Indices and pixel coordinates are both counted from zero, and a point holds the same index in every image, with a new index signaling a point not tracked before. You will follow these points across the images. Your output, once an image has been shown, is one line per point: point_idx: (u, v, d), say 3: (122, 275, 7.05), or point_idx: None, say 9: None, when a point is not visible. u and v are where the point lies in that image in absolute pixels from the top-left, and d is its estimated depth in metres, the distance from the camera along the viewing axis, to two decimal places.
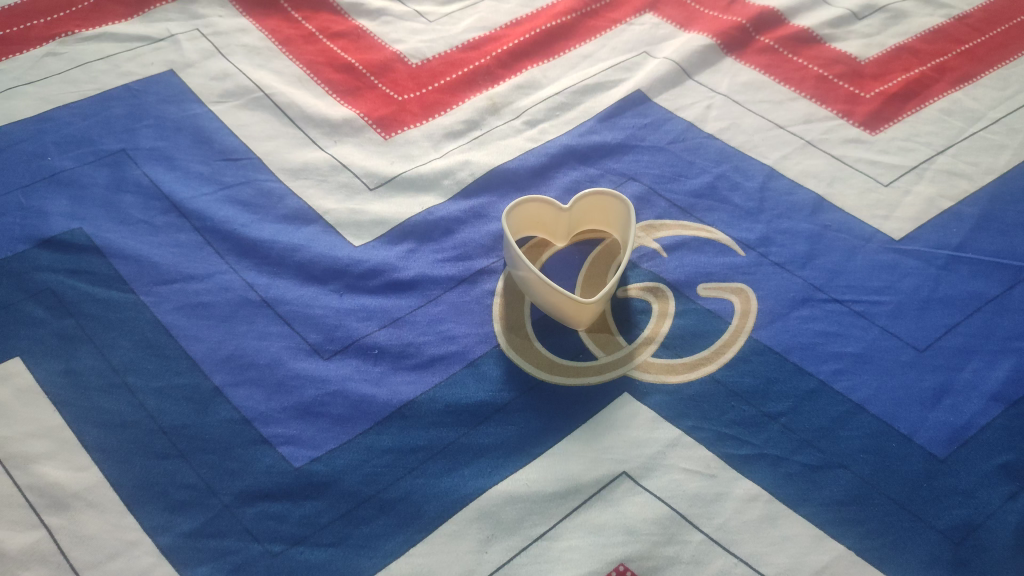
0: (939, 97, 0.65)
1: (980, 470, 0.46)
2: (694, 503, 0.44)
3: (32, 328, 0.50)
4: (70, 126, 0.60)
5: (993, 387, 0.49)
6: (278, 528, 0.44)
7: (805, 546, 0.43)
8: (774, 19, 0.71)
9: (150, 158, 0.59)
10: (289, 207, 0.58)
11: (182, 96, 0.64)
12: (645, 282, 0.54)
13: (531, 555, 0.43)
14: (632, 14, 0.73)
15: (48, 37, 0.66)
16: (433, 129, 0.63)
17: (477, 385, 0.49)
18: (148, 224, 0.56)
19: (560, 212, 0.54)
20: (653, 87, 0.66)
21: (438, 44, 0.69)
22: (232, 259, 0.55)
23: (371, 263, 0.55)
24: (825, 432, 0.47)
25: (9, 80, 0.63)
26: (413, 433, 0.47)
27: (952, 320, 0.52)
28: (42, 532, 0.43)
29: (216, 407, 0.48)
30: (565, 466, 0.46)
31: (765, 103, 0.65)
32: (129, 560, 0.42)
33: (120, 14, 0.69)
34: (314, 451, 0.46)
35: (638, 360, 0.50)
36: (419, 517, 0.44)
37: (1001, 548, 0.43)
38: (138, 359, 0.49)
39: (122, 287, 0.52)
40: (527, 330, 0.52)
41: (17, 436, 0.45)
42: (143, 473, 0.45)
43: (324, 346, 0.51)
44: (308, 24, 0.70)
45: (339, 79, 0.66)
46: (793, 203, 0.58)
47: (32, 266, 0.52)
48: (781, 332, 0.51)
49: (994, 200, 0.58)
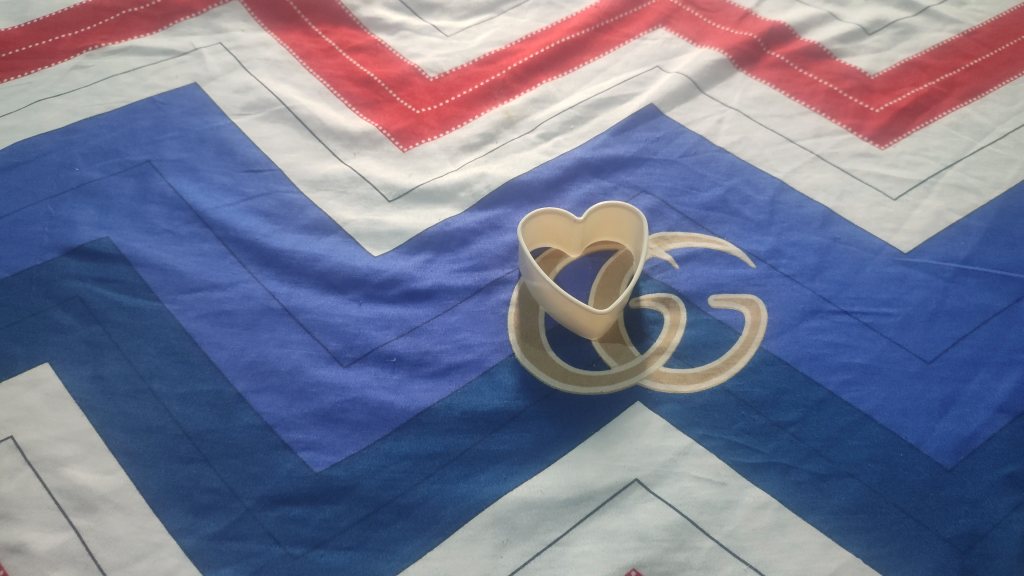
0: (947, 112, 0.66)
1: (987, 480, 0.46)
2: (704, 511, 0.45)
3: (60, 335, 0.51)
4: (97, 137, 0.62)
5: (999, 399, 0.49)
6: (300, 531, 0.45)
7: (813, 553, 0.44)
8: (785, 33, 0.73)
9: (174, 169, 0.61)
10: (310, 218, 0.59)
11: (204, 109, 0.65)
12: (657, 292, 0.55)
13: (545, 559, 0.44)
14: (645, 29, 0.74)
15: (75, 50, 0.68)
16: (450, 142, 0.65)
17: (492, 393, 0.50)
18: (172, 234, 0.57)
19: (574, 224, 0.56)
20: (665, 101, 0.67)
21: (455, 59, 0.71)
22: (255, 269, 0.56)
23: (390, 273, 0.56)
24: (834, 441, 0.48)
25: (38, 92, 0.65)
26: (430, 439, 0.48)
27: (959, 332, 0.53)
28: (70, 533, 0.44)
29: (239, 412, 0.49)
30: (578, 473, 0.47)
31: (776, 117, 0.66)
32: (155, 562, 0.44)
33: (145, 28, 0.70)
34: (334, 456, 0.48)
35: (650, 370, 0.51)
36: (436, 521, 0.45)
37: (1006, 557, 0.44)
38: (163, 365, 0.51)
39: (147, 295, 0.54)
40: (541, 339, 0.53)
41: (47, 440, 0.47)
42: (168, 477, 0.46)
43: (344, 354, 0.52)
44: (327, 38, 0.72)
45: (358, 92, 0.68)
46: (802, 216, 0.59)
47: (61, 274, 0.54)
48: (791, 343, 0.52)
49: (1002, 214, 0.59)
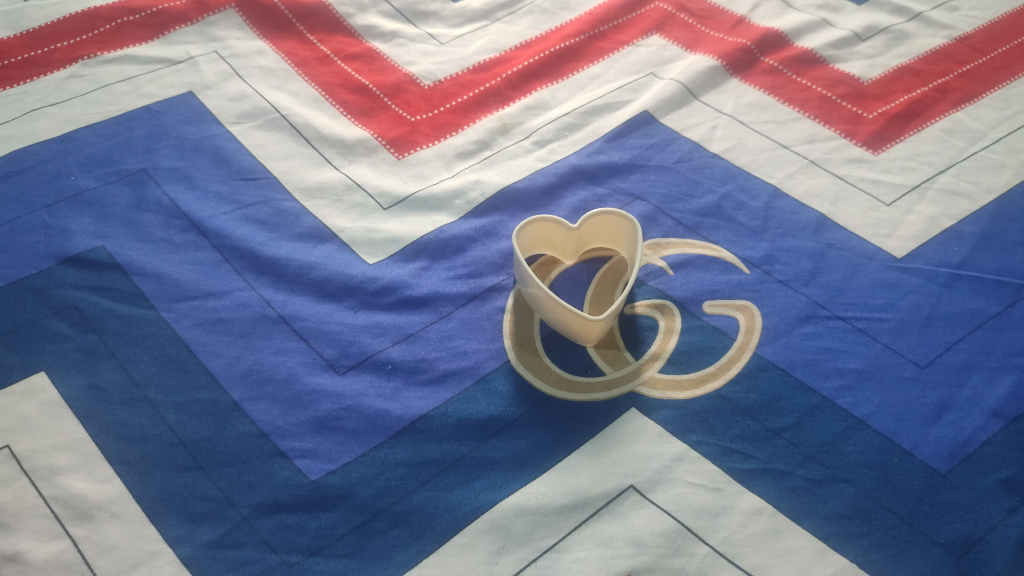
0: (940, 117, 0.66)
1: (981, 485, 0.46)
2: (700, 516, 0.46)
3: (56, 344, 0.51)
4: (93, 146, 0.62)
5: (993, 404, 0.50)
6: (296, 539, 0.45)
7: (809, 558, 0.44)
8: (778, 40, 0.73)
9: (170, 177, 0.61)
10: (305, 226, 0.60)
11: (200, 117, 0.66)
12: (652, 299, 0.55)
13: (541, 566, 0.44)
14: (639, 36, 0.74)
15: (71, 59, 0.68)
16: (445, 149, 0.65)
17: (487, 400, 0.50)
18: (168, 242, 0.57)
19: (568, 231, 0.56)
20: (659, 108, 0.68)
21: (450, 66, 0.71)
22: (250, 277, 0.56)
23: (385, 281, 0.56)
24: (828, 446, 0.48)
25: (33, 101, 0.65)
26: (426, 446, 0.48)
27: (953, 337, 0.53)
28: (66, 542, 0.44)
29: (235, 421, 0.49)
30: (573, 479, 0.47)
31: (770, 123, 0.66)
32: (151, 570, 0.44)
33: (140, 37, 0.70)
34: (330, 464, 0.48)
35: (645, 376, 0.51)
36: (431, 529, 0.45)
37: (1001, 561, 0.44)
38: (159, 374, 0.51)
39: (143, 303, 0.54)
40: (537, 346, 0.53)
41: (43, 449, 0.47)
42: (164, 485, 0.46)
43: (339, 362, 0.52)
44: (322, 46, 0.72)
45: (353, 99, 0.68)
46: (796, 222, 0.60)
47: (57, 282, 0.54)
48: (785, 349, 0.52)
49: (995, 219, 0.59)
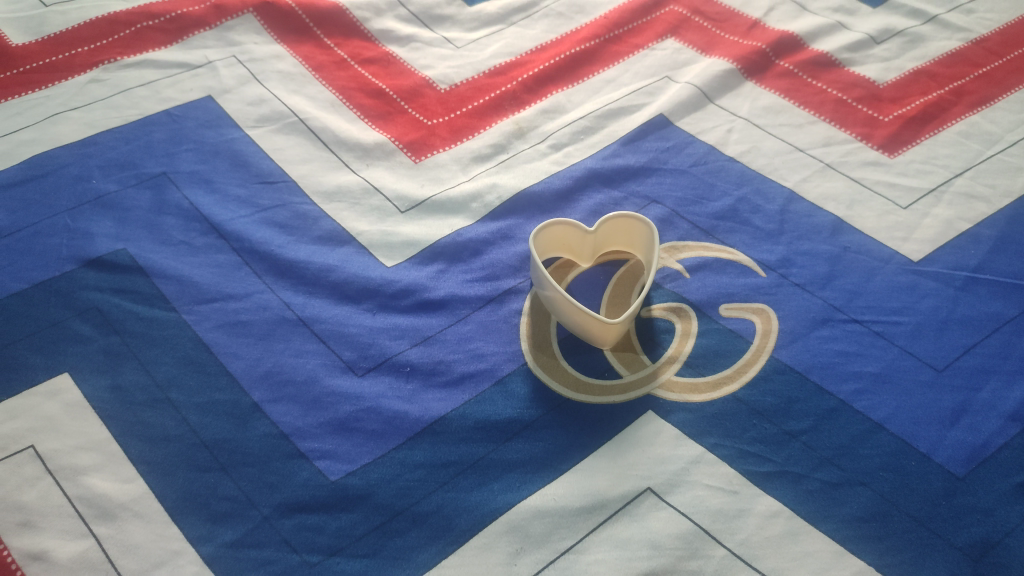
0: (957, 120, 0.66)
1: (998, 489, 0.47)
2: (717, 519, 0.46)
3: (79, 345, 0.52)
4: (114, 150, 0.63)
5: (1010, 408, 0.50)
6: (316, 539, 0.45)
7: (826, 561, 0.44)
8: (793, 43, 0.73)
9: (190, 181, 0.62)
10: (323, 229, 0.60)
11: (219, 121, 0.66)
12: (668, 302, 0.55)
13: (559, 567, 0.45)
14: (654, 39, 0.74)
15: (92, 64, 0.69)
16: (461, 153, 0.65)
17: (505, 402, 0.51)
18: (188, 245, 0.58)
19: (585, 234, 0.56)
20: (674, 111, 0.68)
21: (466, 70, 0.72)
22: (270, 279, 0.57)
23: (402, 283, 0.57)
24: (845, 449, 0.48)
25: (55, 106, 0.66)
26: (445, 448, 0.49)
27: (970, 341, 0.53)
28: (90, 541, 0.45)
29: (255, 422, 0.50)
30: (591, 481, 0.47)
31: (785, 127, 0.67)
32: (175, 569, 0.44)
33: (160, 41, 0.71)
34: (349, 465, 0.48)
35: (662, 379, 0.52)
36: (450, 529, 0.46)
37: (1018, 565, 0.44)
38: (181, 375, 0.51)
39: (164, 305, 0.54)
40: (554, 348, 0.53)
41: (67, 449, 0.48)
42: (186, 485, 0.47)
43: (358, 364, 0.53)
44: (339, 50, 0.73)
45: (370, 104, 0.69)
46: (812, 225, 0.60)
47: (80, 285, 0.55)
48: (801, 352, 0.53)
49: (1012, 222, 0.59)
